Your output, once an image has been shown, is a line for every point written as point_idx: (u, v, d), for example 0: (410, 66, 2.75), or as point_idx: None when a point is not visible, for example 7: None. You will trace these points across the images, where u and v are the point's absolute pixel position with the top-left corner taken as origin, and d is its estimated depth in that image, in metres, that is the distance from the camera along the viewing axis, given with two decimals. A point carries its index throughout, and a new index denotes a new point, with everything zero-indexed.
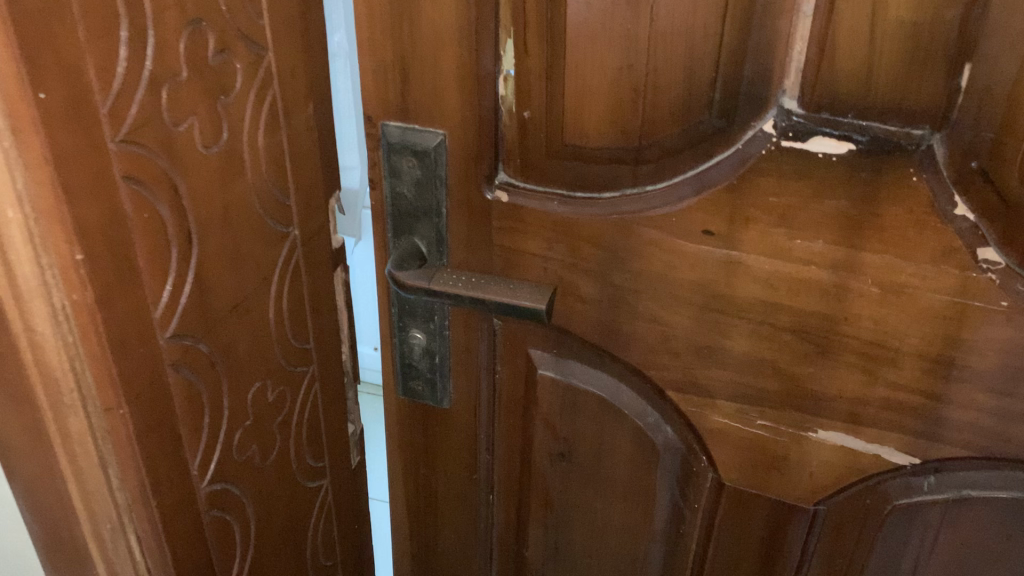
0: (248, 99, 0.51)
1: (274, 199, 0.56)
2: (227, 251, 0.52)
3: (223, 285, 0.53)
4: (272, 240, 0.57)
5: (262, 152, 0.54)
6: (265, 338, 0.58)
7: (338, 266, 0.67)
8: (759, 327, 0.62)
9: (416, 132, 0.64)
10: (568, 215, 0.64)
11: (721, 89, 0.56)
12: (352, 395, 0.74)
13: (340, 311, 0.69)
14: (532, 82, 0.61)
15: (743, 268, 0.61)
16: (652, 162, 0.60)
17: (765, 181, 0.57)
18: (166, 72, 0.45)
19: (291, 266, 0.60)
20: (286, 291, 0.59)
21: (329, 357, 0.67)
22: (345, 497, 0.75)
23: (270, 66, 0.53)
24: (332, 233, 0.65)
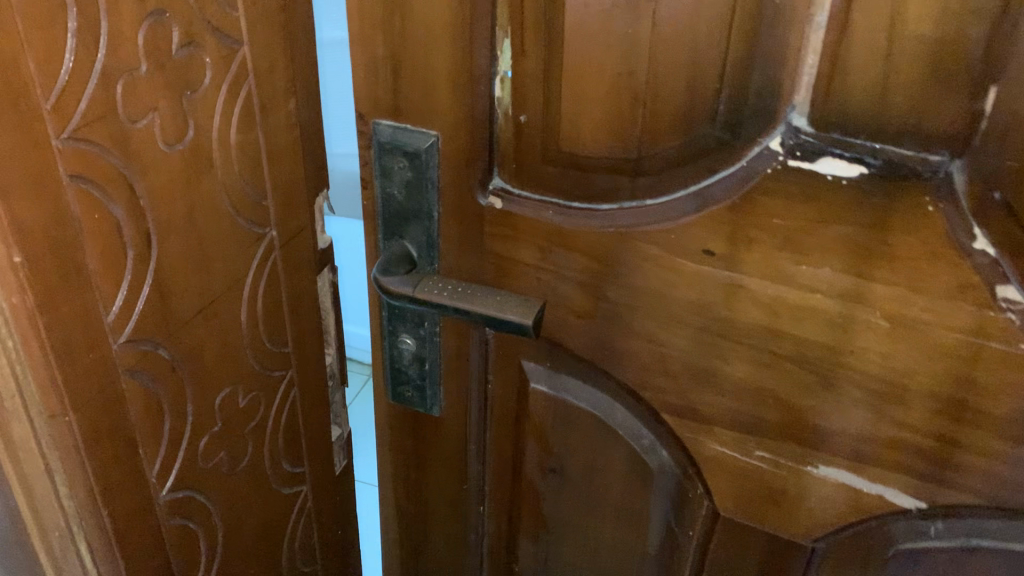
0: (219, 95, 0.50)
1: (246, 197, 0.54)
2: (191, 253, 0.51)
3: (186, 288, 0.51)
4: (245, 241, 0.55)
5: (234, 149, 0.52)
6: (235, 341, 0.57)
7: (325, 266, 0.65)
8: (759, 353, 0.59)
9: (407, 131, 0.61)
10: (563, 225, 0.60)
11: (725, 101, 0.52)
12: (338, 398, 0.72)
13: (325, 313, 0.67)
14: (529, 84, 0.57)
15: (744, 291, 0.57)
16: (651, 174, 0.57)
17: (770, 201, 0.53)
18: (121, 66, 0.43)
19: (268, 267, 0.58)
20: (261, 293, 0.58)
21: (309, 359, 0.65)
22: (327, 501, 0.73)
23: (246, 60, 0.52)
24: (318, 233, 0.64)
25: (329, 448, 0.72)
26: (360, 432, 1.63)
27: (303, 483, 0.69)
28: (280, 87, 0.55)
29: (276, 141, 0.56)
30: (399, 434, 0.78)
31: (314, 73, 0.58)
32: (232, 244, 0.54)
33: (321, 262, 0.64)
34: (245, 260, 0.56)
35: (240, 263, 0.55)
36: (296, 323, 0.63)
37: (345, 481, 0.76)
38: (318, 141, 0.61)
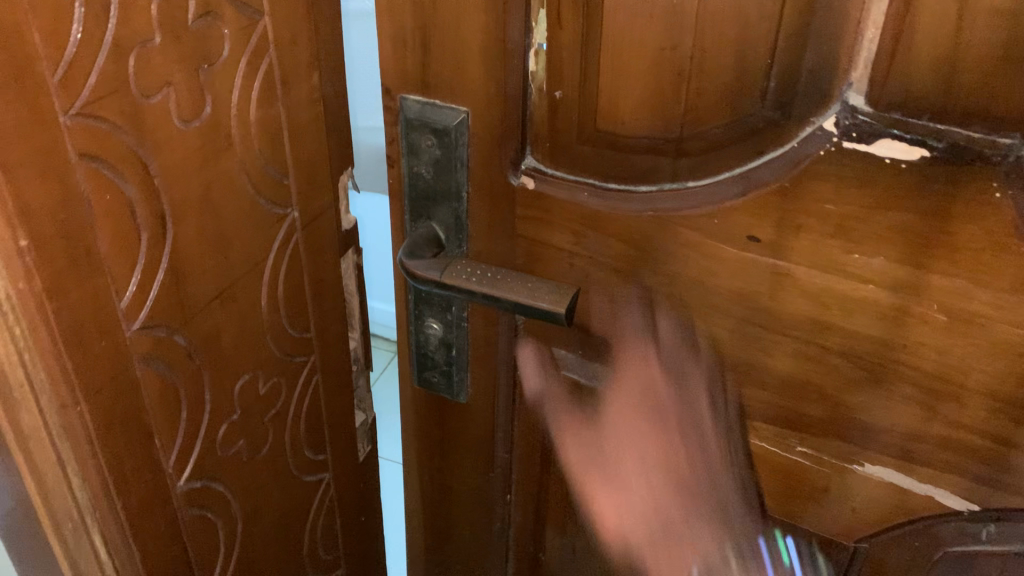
0: (238, 69, 0.47)
1: (266, 176, 0.52)
2: (208, 236, 0.48)
3: (203, 271, 0.49)
4: (265, 222, 0.53)
5: (254, 126, 0.50)
6: (255, 326, 0.54)
7: (348, 248, 0.63)
8: (804, 346, 0.56)
9: (436, 107, 0.58)
10: (599, 208, 0.58)
11: (777, 78, 0.49)
12: (364, 383, 0.70)
13: (350, 296, 0.65)
14: (565, 59, 0.54)
15: (790, 281, 0.54)
16: (693, 156, 0.53)
17: (821, 186, 0.50)
18: (134, 37, 0.40)
19: (290, 249, 0.56)
20: (283, 276, 0.56)
21: (332, 344, 0.63)
22: (351, 489, 0.71)
23: (266, 32, 0.49)
24: (342, 214, 0.61)
25: (352, 434, 0.70)
26: (383, 409, 1.62)
27: (325, 470, 0.67)
28: (303, 60, 0.52)
29: (298, 117, 0.53)
30: (424, 420, 0.75)
31: (339, 45, 0.55)
32: (251, 225, 0.52)
33: (345, 243, 0.62)
34: (265, 242, 0.53)
35: (260, 245, 0.53)
36: (318, 306, 0.60)
37: (369, 467, 0.74)
38: (342, 117, 0.58)
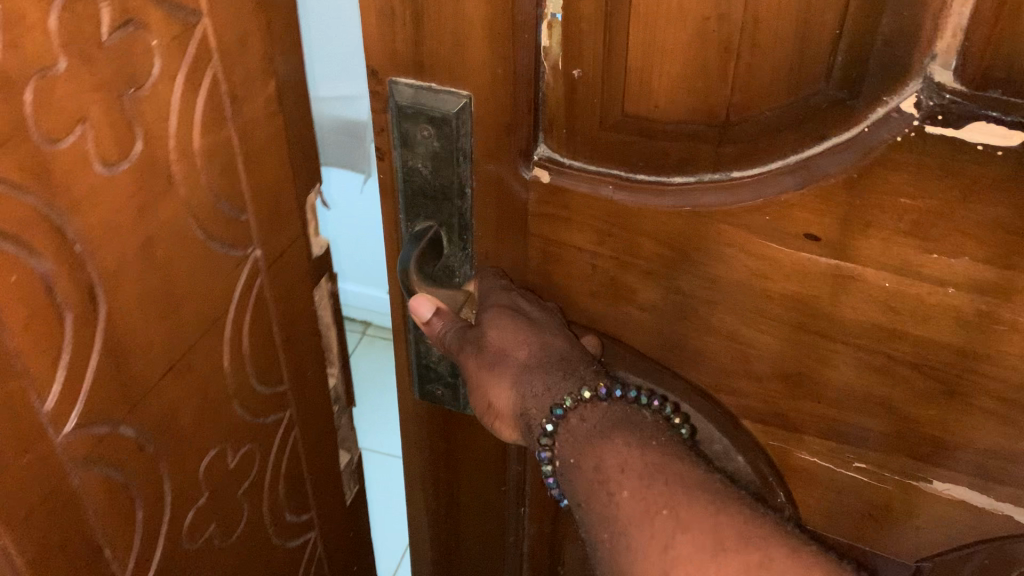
0: (174, 87, 0.42)
1: (213, 207, 0.47)
2: (153, 297, 0.44)
3: (152, 345, 0.44)
4: (221, 265, 0.49)
5: (199, 156, 0.45)
6: (216, 397, 0.51)
7: (321, 276, 0.61)
8: (869, 356, 0.48)
9: (431, 92, 0.50)
10: (627, 203, 0.50)
11: (844, 52, 0.41)
12: (344, 422, 0.72)
13: (325, 328, 0.64)
14: (586, 31, 0.45)
15: (856, 284, 0.46)
16: (738, 143, 0.46)
17: (895, 176, 0.42)
18: (31, 68, 0.33)
19: (253, 294, 0.53)
20: (247, 321, 0.53)
21: (300, 386, 0.61)
22: (338, 531, 0.74)
23: (207, 34, 0.44)
24: (312, 236, 0.59)
25: (335, 478, 0.71)
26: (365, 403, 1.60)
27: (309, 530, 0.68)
28: (252, 68, 0.48)
29: (247, 134, 0.49)
30: (426, 434, 0.68)
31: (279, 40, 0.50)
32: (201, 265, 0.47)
33: (317, 272, 0.60)
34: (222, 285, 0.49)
35: (215, 296, 0.49)
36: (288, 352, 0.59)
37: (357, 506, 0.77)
38: (297, 125, 0.54)
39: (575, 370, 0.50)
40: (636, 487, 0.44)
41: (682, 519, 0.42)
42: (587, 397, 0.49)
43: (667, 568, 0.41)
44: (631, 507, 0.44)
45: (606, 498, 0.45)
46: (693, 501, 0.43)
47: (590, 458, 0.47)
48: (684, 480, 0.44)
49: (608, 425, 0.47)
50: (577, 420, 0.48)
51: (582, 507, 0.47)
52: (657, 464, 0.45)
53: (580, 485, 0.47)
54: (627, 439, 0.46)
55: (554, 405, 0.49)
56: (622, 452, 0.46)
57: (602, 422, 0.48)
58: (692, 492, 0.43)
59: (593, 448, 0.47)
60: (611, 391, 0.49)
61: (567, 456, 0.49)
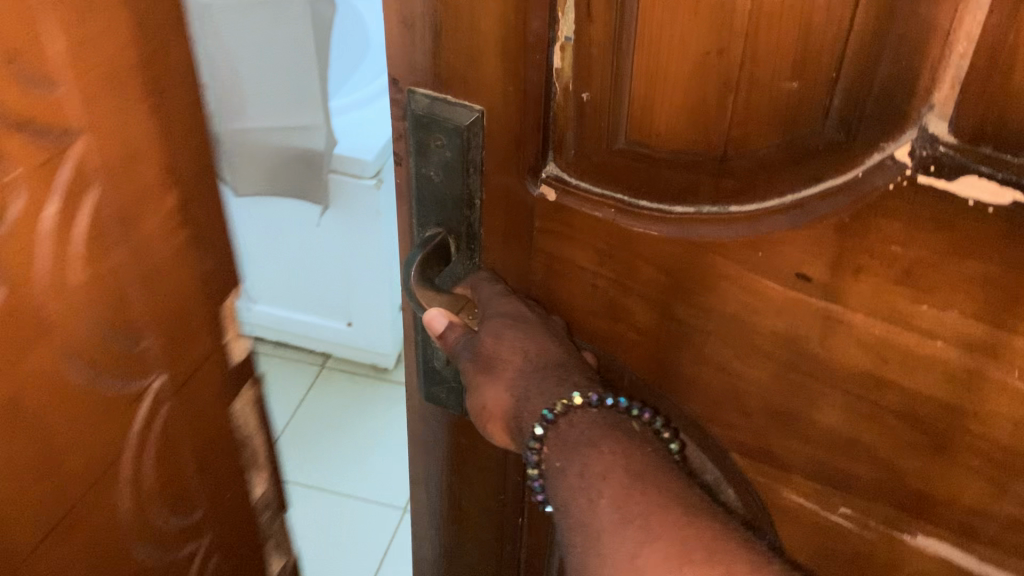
0: (43, 215, 0.42)
1: (87, 340, 0.47)
2: (34, 465, 0.45)
3: (29, 504, 0.46)
4: (107, 402, 0.50)
5: (73, 293, 0.45)
6: (115, 527, 0.53)
7: (247, 381, 0.64)
8: (855, 401, 0.48)
9: (446, 104, 0.51)
10: (628, 227, 0.50)
11: (841, 96, 0.41)
12: (278, 526, 0.76)
13: (254, 434, 0.67)
14: (596, 55, 0.46)
15: (845, 328, 0.46)
16: (737, 177, 0.46)
17: (887, 224, 0.42)
18: None
19: (155, 426, 0.54)
20: (148, 453, 0.54)
21: (216, 504, 0.64)
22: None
23: (77, 155, 0.43)
24: (235, 346, 0.62)
25: None
26: (342, 440, 1.67)
27: None
28: (150, 181, 0.49)
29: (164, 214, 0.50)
30: (430, 435, 0.69)
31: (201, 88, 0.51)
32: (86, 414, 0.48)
33: (240, 379, 0.63)
34: (114, 431, 0.51)
35: (104, 442, 0.50)
36: (201, 480, 0.61)
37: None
38: None
39: (568, 378, 0.51)
40: (615, 490, 0.45)
41: (652, 529, 0.43)
42: (579, 402, 0.49)
43: (636, 561, 0.43)
44: (611, 512, 0.45)
45: (587, 504, 0.46)
46: (665, 508, 0.44)
47: (576, 463, 0.48)
48: (661, 486, 0.45)
49: (595, 434, 0.48)
50: (569, 425, 0.49)
51: (561, 511, 0.48)
52: (636, 474, 0.46)
53: (561, 490, 0.48)
54: (613, 447, 0.48)
55: (545, 409, 0.50)
56: (605, 461, 0.47)
57: (591, 430, 0.49)
58: (668, 503, 0.44)
59: (580, 454, 0.48)
60: (605, 400, 0.50)
61: (553, 460, 0.49)
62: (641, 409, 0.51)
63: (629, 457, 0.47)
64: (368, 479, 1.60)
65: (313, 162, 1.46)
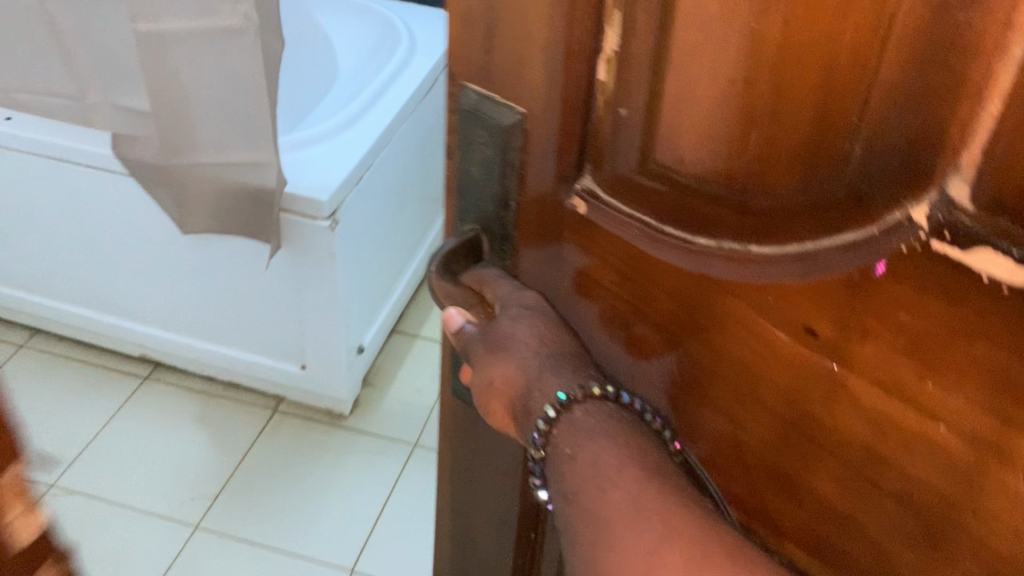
0: None
1: None
2: None
3: None
4: None
5: None
6: None
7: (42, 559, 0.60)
8: (852, 475, 0.45)
9: (493, 103, 0.52)
10: (651, 252, 0.49)
11: (863, 143, 0.38)
12: None
13: None
14: (636, 72, 0.46)
15: (847, 394, 0.43)
16: (759, 216, 0.44)
17: (897, 288, 0.39)
18: None
19: None
20: None
21: None
22: None
23: None
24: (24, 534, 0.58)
25: None
26: (255, 476, 1.72)
27: None
28: None
29: None
30: (455, 427, 0.70)
31: None
32: None
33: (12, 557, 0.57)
34: None
35: None
36: None
37: None
38: None
39: (590, 371, 0.54)
40: (630, 490, 0.48)
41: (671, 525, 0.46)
42: (597, 393, 0.52)
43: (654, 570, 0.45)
44: (625, 509, 0.48)
45: (598, 493, 0.49)
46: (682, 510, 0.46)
47: (590, 452, 0.50)
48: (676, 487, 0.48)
49: (605, 422, 0.51)
50: (584, 413, 0.52)
51: (568, 500, 0.51)
52: (647, 472, 0.49)
53: (571, 477, 0.51)
54: (626, 441, 0.50)
55: (562, 392, 0.52)
56: (618, 458, 0.49)
57: (604, 420, 0.51)
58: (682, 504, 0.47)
59: (592, 442, 0.51)
60: (622, 397, 0.53)
61: (562, 445, 0.52)
62: (654, 416, 0.53)
63: (640, 454, 0.50)
64: (314, 531, 1.63)
65: (266, 199, 1.45)
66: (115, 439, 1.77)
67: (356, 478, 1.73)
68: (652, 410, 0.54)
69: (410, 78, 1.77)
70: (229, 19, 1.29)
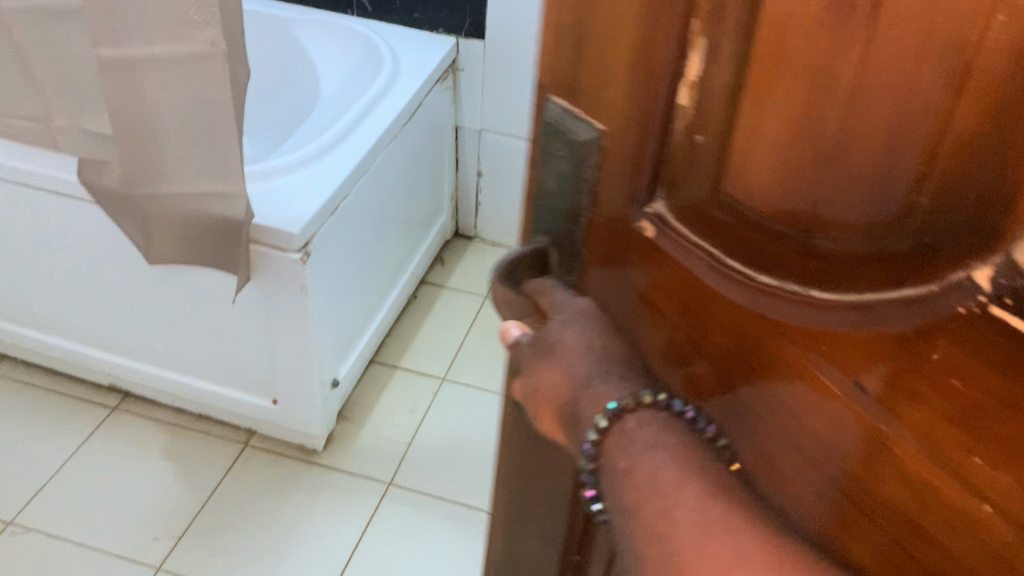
0: None
1: None
2: None
3: None
4: None
5: None
6: None
7: None
8: (891, 544, 0.42)
9: (573, 118, 0.52)
10: (712, 284, 0.48)
11: (930, 194, 0.36)
12: None
13: None
14: (715, 99, 0.45)
15: (892, 458, 0.41)
16: (821, 260, 0.42)
17: (951, 352, 0.36)
18: None
19: None
20: None
21: None
22: None
23: None
24: None
25: None
26: (222, 509, 1.67)
27: None
28: None
29: None
30: (514, 432, 0.70)
31: None
32: None
33: None
34: None
35: None
36: None
37: None
38: None
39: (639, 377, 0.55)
40: (700, 505, 0.49)
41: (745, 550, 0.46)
42: (648, 400, 0.53)
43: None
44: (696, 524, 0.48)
45: (661, 512, 0.50)
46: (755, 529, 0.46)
47: (647, 469, 0.51)
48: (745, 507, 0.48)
49: (658, 433, 0.52)
50: (635, 424, 0.53)
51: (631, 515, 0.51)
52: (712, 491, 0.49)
53: (627, 494, 0.52)
54: (674, 457, 0.51)
55: (611, 401, 0.53)
56: (672, 477, 0.50)
57: (655, 431, 0.52)
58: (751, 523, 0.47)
59: (647, 453, 0.52)
60: (673, 404, 0.53)
61: (617, 460, 0.53)
62: (707, 424, 0.51)
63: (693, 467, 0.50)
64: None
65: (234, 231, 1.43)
66: (85, 465, 1.73)
67: (341, 514, 1.67)
68: (706, 417, 0.52)
69: (393, 108, 1.78)
70: (197, 46, 1.25)
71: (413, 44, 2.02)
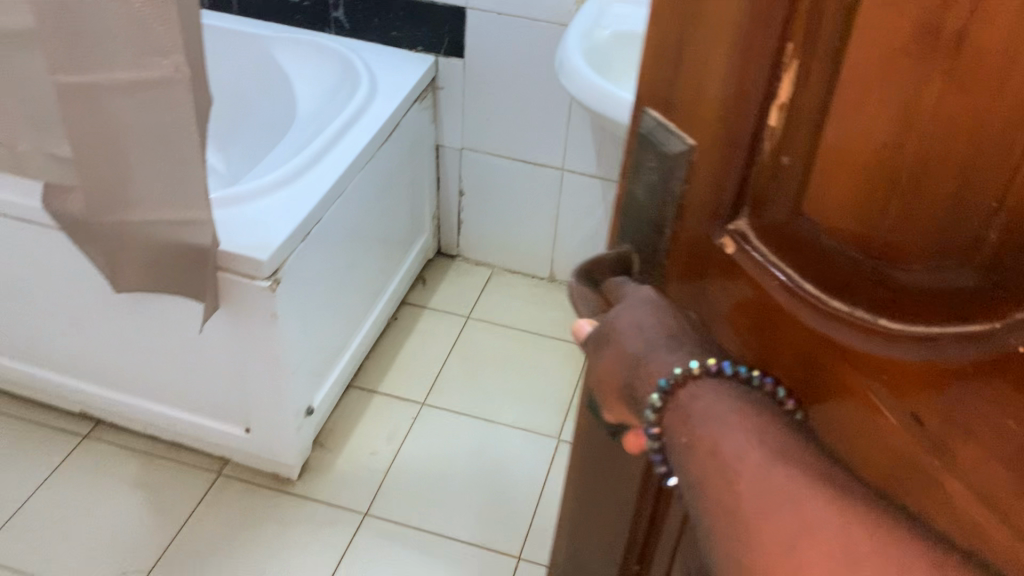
0: None
1: None
2: None
3: None
4: None
5: None
6: None
7: None
8: None
9: (667, 131, 0.54)
10: (785, 305, 0.48)
11: (997, 230, 0.37)
12: None
13: None
14: (801, 122, 0.45)
15: (942, 493, 0.40)
16: (891, 288, 0.42)
17: (1006, 389, 0.36)
18: None
19: None
20: None
21: None
22: None
23: None
24: None
25: None
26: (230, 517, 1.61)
27: None
28: None
29: None
30: (586, 433, 0.72)
31: None
32: None
33: None
34: None
35: None
36: None
37: None
38: None
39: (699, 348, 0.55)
40: (759, 478, 0.48)
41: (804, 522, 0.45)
42: (698, 371, 0.53)
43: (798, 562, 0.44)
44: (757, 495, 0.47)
45: (725, 486, 0.49)
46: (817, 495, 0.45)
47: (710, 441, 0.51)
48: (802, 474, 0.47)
49: (715, 401, 0.52)
50: (690, 399, 0.53)
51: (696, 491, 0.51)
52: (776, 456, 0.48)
53: (695, 467, 0.51)
54: (737, 426, 0.50)
55: (663, 378, 0.54)
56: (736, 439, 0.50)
57: (711, 398, 0.52)
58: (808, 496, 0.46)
59: (707, 423, 0.51)
60: (724, 369, 0.53)
61: (680, 435, 0.53)
62: (761, 377, 0.52)
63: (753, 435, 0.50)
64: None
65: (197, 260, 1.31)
66: (73, 480, 1.66)
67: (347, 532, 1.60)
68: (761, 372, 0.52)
69: (362, 130, 1.69)
70: (159, 70, 1.05)
71: (396, 60, 1.92)
